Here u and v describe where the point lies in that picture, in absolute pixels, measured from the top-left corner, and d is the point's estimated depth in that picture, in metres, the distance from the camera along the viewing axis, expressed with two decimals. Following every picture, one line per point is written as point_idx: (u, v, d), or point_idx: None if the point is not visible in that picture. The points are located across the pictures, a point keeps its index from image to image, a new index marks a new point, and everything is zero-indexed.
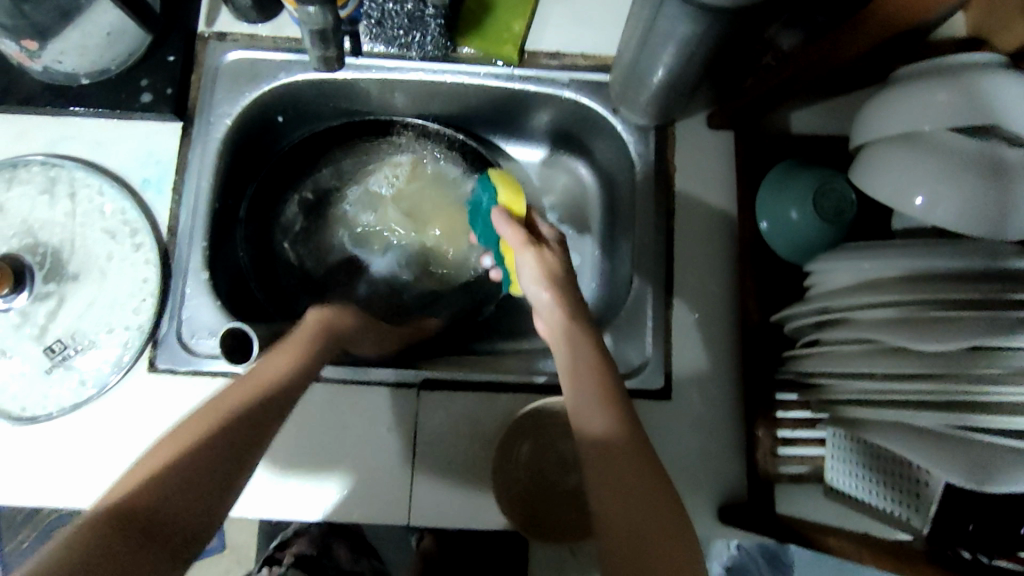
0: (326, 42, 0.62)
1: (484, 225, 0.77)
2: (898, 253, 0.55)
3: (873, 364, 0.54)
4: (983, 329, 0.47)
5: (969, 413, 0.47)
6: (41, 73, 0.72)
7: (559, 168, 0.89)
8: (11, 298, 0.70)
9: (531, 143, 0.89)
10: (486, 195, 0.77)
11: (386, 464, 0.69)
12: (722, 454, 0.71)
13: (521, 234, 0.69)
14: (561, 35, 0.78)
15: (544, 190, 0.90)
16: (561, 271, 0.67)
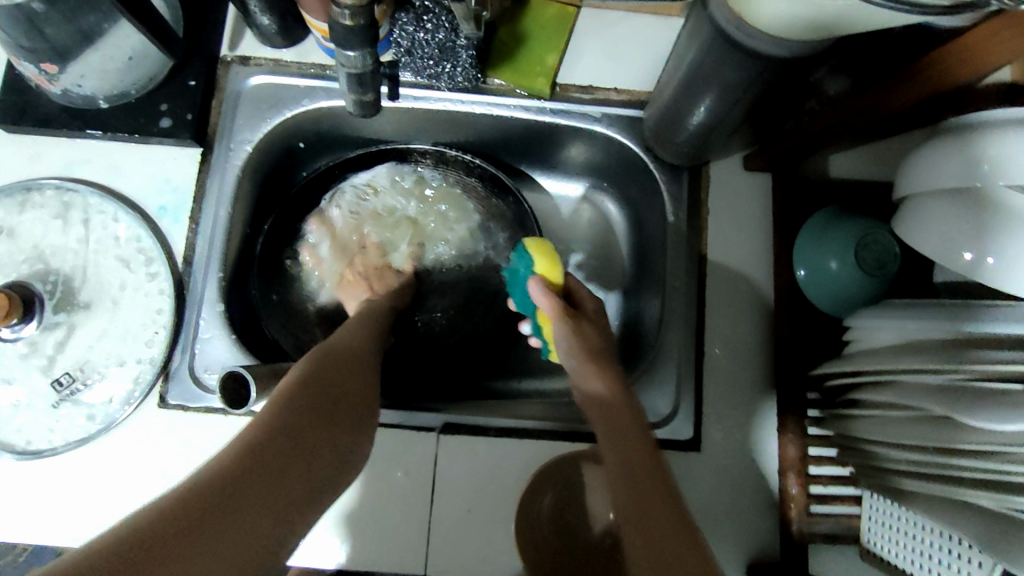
0: (363, 85, 0.59)
1: (522, 294, 0.71)
2: (927, 316, 0.54)
3: (905, 431, 0.53)
4: (998, 405, 0.45)
5: (993, 489, 0.46)
6: (59, 97, 0.69)
7: (585, 202, 0.87)
8: (19, 328, 0.67)
9: (557, 175, 0.86)
10: (522, 263, 0.71)
11: (403, 511, 0.67)
12: (752, 509, 0.68)
13: (558, 305, 0.63)
14: (594, 69, 0.75)
15: (568, 224, 0.87)
16: (599, 341, 0.62)
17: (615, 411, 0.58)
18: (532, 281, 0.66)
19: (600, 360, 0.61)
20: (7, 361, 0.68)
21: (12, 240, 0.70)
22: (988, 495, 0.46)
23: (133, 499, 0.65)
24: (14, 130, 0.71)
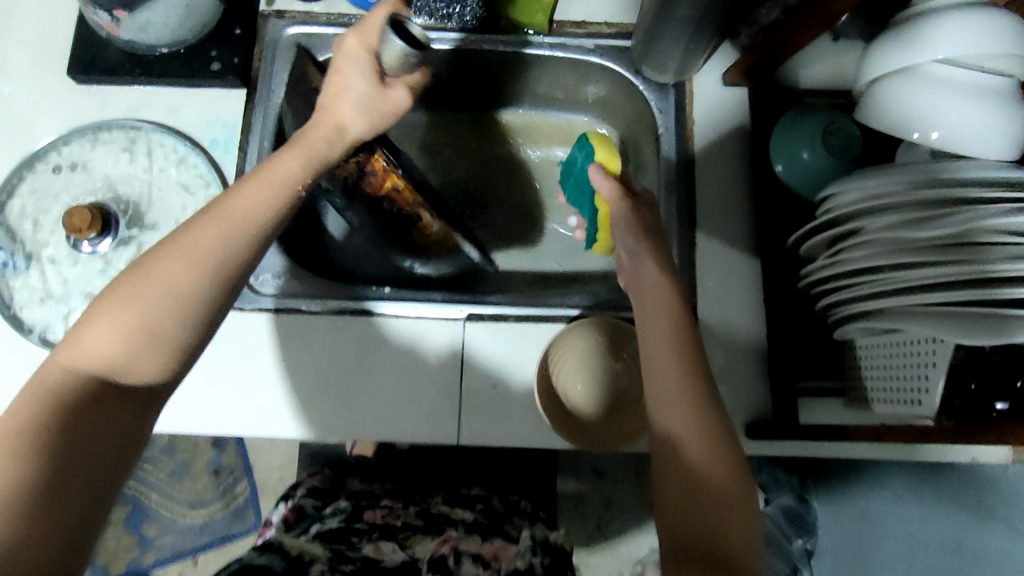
0: None
1: (580, 180, 0.88)
2: (899, 170, 0.61)
3: (892, 256, 0.59)
4: (988, 214, 0.54)
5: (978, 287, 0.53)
6: (124, 43, 0.80)
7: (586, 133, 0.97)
8: (98, 244, 0.77)
9: (561, 111, 0.97)
10: (582, 154, 0.88)
11: (436, 389, 0.77)
12: (747, 375, 0.77)
13: (618, 188, 0.73)
14: (588, 7, 0.86)
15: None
16: (651, 219, 0.71)
17: (684, 387, 0.57)
18: (592, 167, 0.75)
19: (652, 243, 0.69)
20: (87, 275, 0.78)
21: (87, 172, 0.80)
22: (976, 291, 0.53)
23: (197, 383, 0.76)
24: (85, 80, 0.82)
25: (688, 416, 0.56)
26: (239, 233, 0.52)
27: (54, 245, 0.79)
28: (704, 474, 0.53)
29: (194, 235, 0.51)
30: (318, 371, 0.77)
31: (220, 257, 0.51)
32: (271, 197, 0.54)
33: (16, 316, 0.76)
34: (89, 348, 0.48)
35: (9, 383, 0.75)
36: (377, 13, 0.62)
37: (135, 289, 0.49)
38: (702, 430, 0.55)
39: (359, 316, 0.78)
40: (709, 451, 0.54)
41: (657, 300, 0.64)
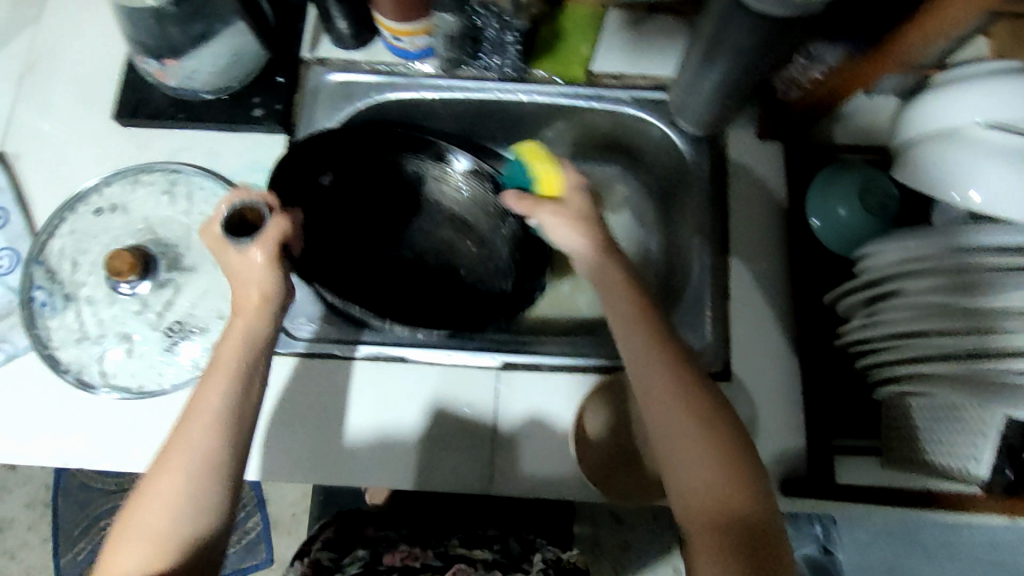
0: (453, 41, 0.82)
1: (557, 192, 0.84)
2: (920, 237, 0.62)
3: (926, 322, 0.61)
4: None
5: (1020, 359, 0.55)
6: (171, 90, 0.82)
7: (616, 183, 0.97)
8: (136, 286, 0.78)
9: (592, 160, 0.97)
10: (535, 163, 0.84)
11: (466, 438, 0.76)
12: (782, 432, 0.75)
13: (563, 213, 0.71)
14: (625, 59, 0.86)
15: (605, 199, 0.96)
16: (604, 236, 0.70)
17: (693, 418, 0.58)
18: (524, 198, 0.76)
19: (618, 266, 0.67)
20: (123, 316, 0.78)
21: (127, 214, 0.81)
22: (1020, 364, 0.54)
23: None
24: (128, 124, 0.83)
25: (702, 445, 0.57)
26: (206, 429, 0.58)
27: (91, 285, 0.79)
28: (730, 499, 0.55)
29: (180, 444, 0.58)
30: (351, 417, 0.77)
31: (192, 461, 0.57)
32: (230, 384, 0.60)
33: (51, 356, 0.76)
34: (116, 569, 0.55)
35: (44, 422, 0.76)
36: (270, 228, 0.64)
37: (142, 511, 0.56)
38: (722, 452, 0.57)
39: (392, 362, 0.78)
40: (735, 472, 0.56)
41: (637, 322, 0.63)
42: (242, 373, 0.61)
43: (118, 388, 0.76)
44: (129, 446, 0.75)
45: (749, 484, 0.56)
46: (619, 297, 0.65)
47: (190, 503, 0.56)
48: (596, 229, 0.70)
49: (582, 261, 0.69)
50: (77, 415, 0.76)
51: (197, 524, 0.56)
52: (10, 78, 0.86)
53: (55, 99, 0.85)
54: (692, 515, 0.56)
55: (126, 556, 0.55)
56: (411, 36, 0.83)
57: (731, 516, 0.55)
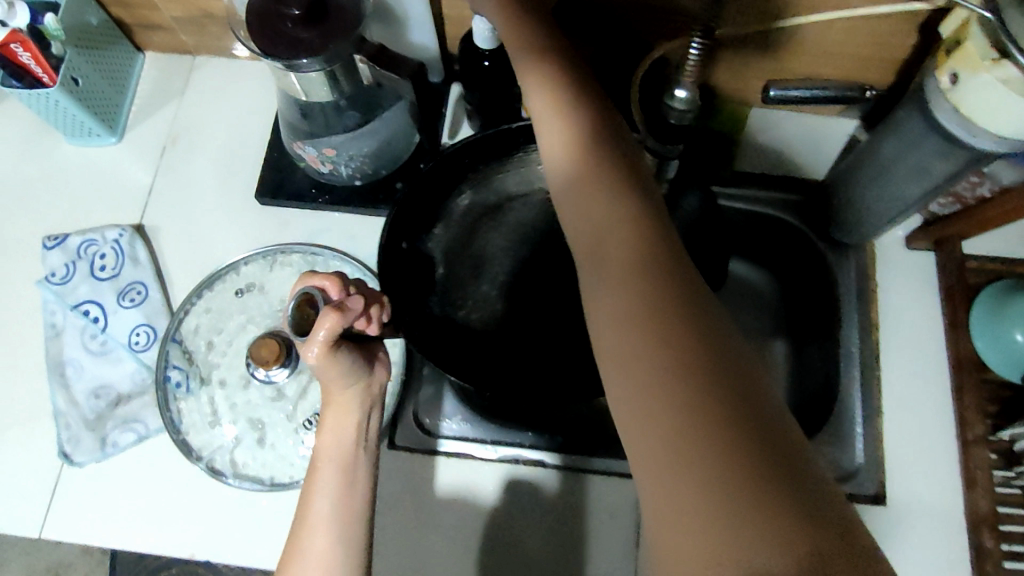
0: None
1: None
2: None
3: None
4: None
5: None
6: (319, 174, 0.81)
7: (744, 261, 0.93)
8: (273, 374, 0.75)
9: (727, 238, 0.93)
10: None
11: (608, 552, 0.72)
12: (944, 564, 0.71)
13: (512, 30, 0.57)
14: (757, 160, 0.88)
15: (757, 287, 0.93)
16: (591, 142, 0.49)
17: (630, 277, 0.42)
18: None
19: (617, 187, 0.47)
20: (258, 402, 0.76)
21: (264, 294, 0.80)
22: None
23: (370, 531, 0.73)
24: (270, 203, 0.83)
25: (635, 306, 0.40)
26: (328, 481, 0.60)
27: (225, 367, 0.78)
28: (686, 365, 0.37)
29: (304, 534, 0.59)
30: (488, 523, 0.73)
31: (321, 513, 0.59)
32: (339, 472, 0.61)
33: (184, 442, 0.75)
34: None
35: (176, 508, 0.74)
36: (321, 326, 0.55)
37: None
38: (658, 322, 0.39)
39: (530, 467, 0.75)
40: (706, 360, 0.37)
41: (599, 198, 0.47)
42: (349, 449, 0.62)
43: (248, 479, 0.74)
44: (261, 539, 0.73)
45: (730, 359, 0.37)
46: (575, 177, 0.49)
47: (332, 548, 0.58)
48: (590, 133, 0.50)
49: (559, 179, 0.50)
50: (210, 503, 0.74)
51: None
52: (153, 150, 0.86)
53: (196, 173, 0.85)
54: (648, 419, 0.37)
55: None
56: None
57: (679, 341, 0.38)
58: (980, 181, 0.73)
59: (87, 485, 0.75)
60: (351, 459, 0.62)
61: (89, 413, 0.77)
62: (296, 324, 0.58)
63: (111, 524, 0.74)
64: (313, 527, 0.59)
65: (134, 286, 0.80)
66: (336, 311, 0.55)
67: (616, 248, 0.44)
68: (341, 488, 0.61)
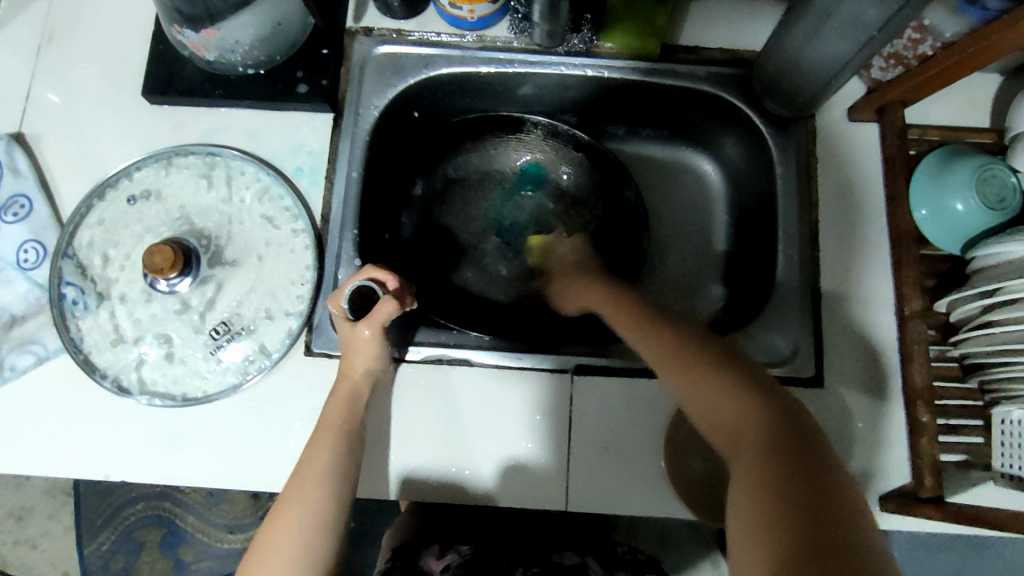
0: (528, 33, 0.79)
1: None
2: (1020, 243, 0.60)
3: None
4: None
5: None
6: (207, 64, 0.74)
7: (688, 180, 0.90)
8: (176, 283, 0.71)
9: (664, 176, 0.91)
10: None
11: (543, 446, 0.72)
12: (878, 440, 0.70)
13: None
14: (701, 31, 0.80)
15: (703, 191, 0.90)
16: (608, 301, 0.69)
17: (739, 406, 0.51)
18: None
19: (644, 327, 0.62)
20: (163, 316, 0.72)
21: (161, 202, 0.74)
22: None
23: (288, 441, 0.70)
24: (161, 102, 0.76)
25: (738, 423, 0.50)
26: (332, 443, 0.64)
27: (124, 282, 0.72)
28: (775, 454, 0.47)
29: (318, 441, 0.64)
30: (415, 425, 0.72)
31: (325, 467, 0.63)
32: (351, 395, 0.67)
33: (86, 361, 0.70)
34: (269, 539, 0.60)
35: (85, 430, 0.70)
36: (380, 309, 0.67)
37: (292, 489, 0.62)
38: (769, 440, 0.48)
39: (456, 365, 0.73)
40: (817, 475, 0.45)
41: (677, 336, 0.59)
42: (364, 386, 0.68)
43: (160, 396, 0.70)
44: (178, 456, 0.70)
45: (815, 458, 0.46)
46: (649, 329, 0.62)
47: (329, 499, 0.62)
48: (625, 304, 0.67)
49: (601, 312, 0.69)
50: (118, 424, 0.70)
51: (337, 491, 0.62)
52: (24, 48, 0.77)
53: (75, 72, 0.77)
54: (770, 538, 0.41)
55: (276, 526, 0.60)
56: (470, 4, 0.75)
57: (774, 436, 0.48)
58: (922, 37, 0.68)
59: None
60: (353, 420, 0.66)
61: None
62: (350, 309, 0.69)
63: (17, 452, 0.70)
64: (314, 479, 0.62)
65: (16, 199, 0.73)
66: (393, 300, 0.67)
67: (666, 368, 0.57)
68: (344, 446, 0.64)
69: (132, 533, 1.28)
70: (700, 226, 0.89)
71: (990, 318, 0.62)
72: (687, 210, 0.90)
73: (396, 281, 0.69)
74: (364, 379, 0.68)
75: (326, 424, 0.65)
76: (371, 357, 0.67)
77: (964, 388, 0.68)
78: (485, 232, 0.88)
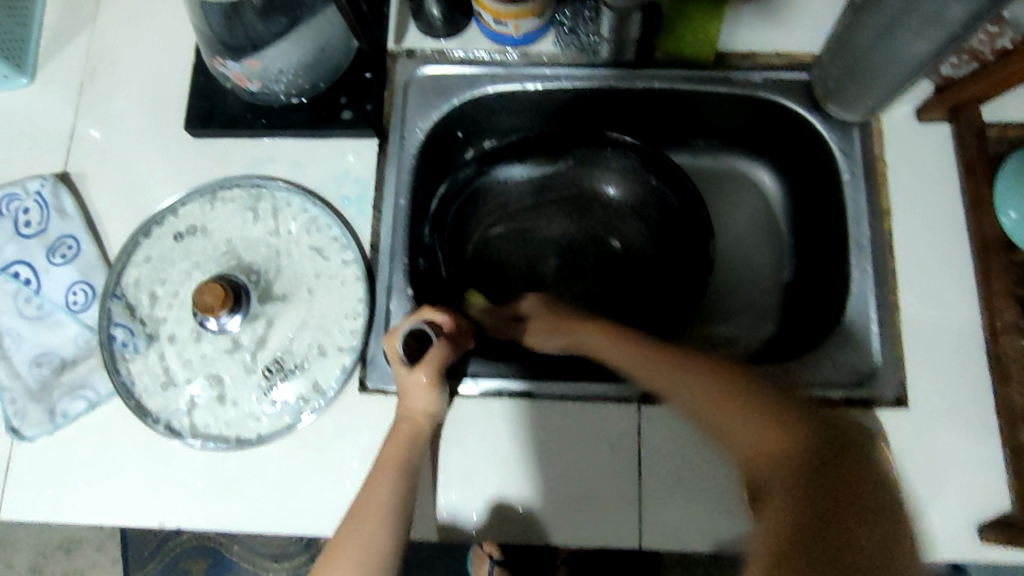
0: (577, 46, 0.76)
1: None
2: None
3: None
4: None
5: None
6: (250, 95, 0.73)
7: (745, 191, 0.86)
8: (225, 322, 0.69)
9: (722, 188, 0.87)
10: None
11: (612, 479, 0.68)
12: (974, 464, 0.65)
13: None
14: (754, 35, 0.76)
15: (761, 201, 0.86)
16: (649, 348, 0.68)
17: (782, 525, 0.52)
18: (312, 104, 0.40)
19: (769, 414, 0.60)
20: (214, 355, 0.70)
21: (208, 237, 0.72)
22: None
23: (345, 481, 0.68)
24: (204, 135, 0.74)
25: (777, 452, 0.56)
26: (397, 473, 0.62)
27: (173, 321, 0.70)
28: (802, 476, 0.54)
29: (376, 483, 0.61)
30: (473, 460, 0.69)
31: (391, 499, 0.60)
32: (407, 436, 0.64)
33: (139, 404, 0.68)
34: None
35: (139, 475, 0.68)
36: (437, 350, 0.64)
37: (350, 536, 0.59)
38: (798, 475, 0.54)
39: (517, 398, 0.70)
40: (818, 548, 0.49)
41: (692, 375, 0.64)
42: (420, 428, 0.65)
43: (214, 438, 0.68)
44: (234, 500, 0.68)
45: (838, 485, 0.53)
46: (680, 374, 0.65)
47: (396, 531, 0.59)
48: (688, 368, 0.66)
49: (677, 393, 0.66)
50: (172, 468, 0.68)
51: (395, 537, 0.59)
52: (66, 87, 0.76)
53: (117, 108, 0.75)
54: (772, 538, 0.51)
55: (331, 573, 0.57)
56: (514, 20, 0.72)
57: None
58: (1000, 31, 0.64)
59: (43, 461, 0.69)
60: (412, 460, 0.63)
61: (32, 383, 0.69)
62: (401, 351, 0.65)
63: (72, 499, 0.68)
64: (379, 513, 0.60)
65: (64, 240, 0.72)
66: (450, 341, 0.65)
67: (693, 396, 0.63)
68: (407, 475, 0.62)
69: (178, 565, 1.27)
70: (761, 236, 0.85)
71: None
72: (745, 220, 0.86)
73: (450, 319, 0.67)
74: (420, 420, 0.65)
75: (387, 458, 0.63)
76: (431, 399, 0.64)
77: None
78: (541, 255, 0.86)
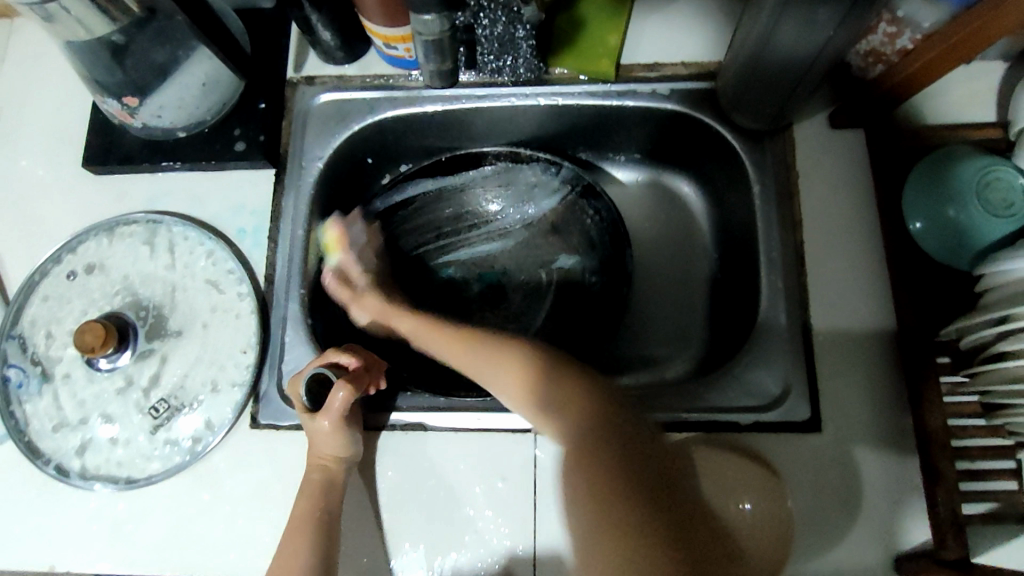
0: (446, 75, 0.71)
1: None
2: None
3: None
4: None
5: None
6: (140, 131, 0.72)
7: (669, 205, 0.83)
8: (115, 359, 0.69)
9: (646, 204, 0.84)
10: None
11: (505, 514, 0.63)
12: (892, 493, 0.60)
13: None
14: (657, 46, 0.74)
15: (684, 216, 0.82)
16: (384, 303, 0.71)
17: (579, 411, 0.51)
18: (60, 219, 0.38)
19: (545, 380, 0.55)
20: (107, 395, 0.69)
21: (104, 274, 0.72)
22: None
23: (231, 522, 0.65)
24: (102, 171, 0.74)
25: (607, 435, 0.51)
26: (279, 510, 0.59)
27: (68, 360, 0.70)
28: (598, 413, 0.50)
29: (293, 548, 0.59)
30: (360, 497, 0.64)
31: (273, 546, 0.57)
32: (313, 485, 0.61)
33: (31, 445, 0.68)
34: None
35: (31, 517, 0.67)
36: (335, 399, 0.62)
37: None
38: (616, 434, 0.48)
39: (411, 431, 0.66)
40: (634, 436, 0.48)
41: (495, 350, 0.58)
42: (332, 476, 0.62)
43: (105, 478, 0.67)
44: (122, 543, 0.66)
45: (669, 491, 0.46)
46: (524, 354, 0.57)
47: None
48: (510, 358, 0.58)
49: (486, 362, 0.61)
50: (63, 511, 0.67)
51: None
52: None
53: (22, 148, 0.76)
54: (574, 522, 0.47)
55: None
56: (404, 43, 0.70)
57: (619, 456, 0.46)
58: (898, 30, 0.62)
59: None
60: (325, 506, 0.61)
61: None
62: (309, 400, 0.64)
63: None
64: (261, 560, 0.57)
65: None
66: (347, 385, 0.62)
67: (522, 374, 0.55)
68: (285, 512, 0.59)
69: None
70: (685, 252, 0.82)
71: (1001, 348, 0.53)
72: (667, 236, 0.83)
73: (353, 359, 0.64)
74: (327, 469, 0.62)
75: (296, 516, 0.60)
76: (343, 444, 0.61)
77: (985, 426, 0.58)
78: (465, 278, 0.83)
